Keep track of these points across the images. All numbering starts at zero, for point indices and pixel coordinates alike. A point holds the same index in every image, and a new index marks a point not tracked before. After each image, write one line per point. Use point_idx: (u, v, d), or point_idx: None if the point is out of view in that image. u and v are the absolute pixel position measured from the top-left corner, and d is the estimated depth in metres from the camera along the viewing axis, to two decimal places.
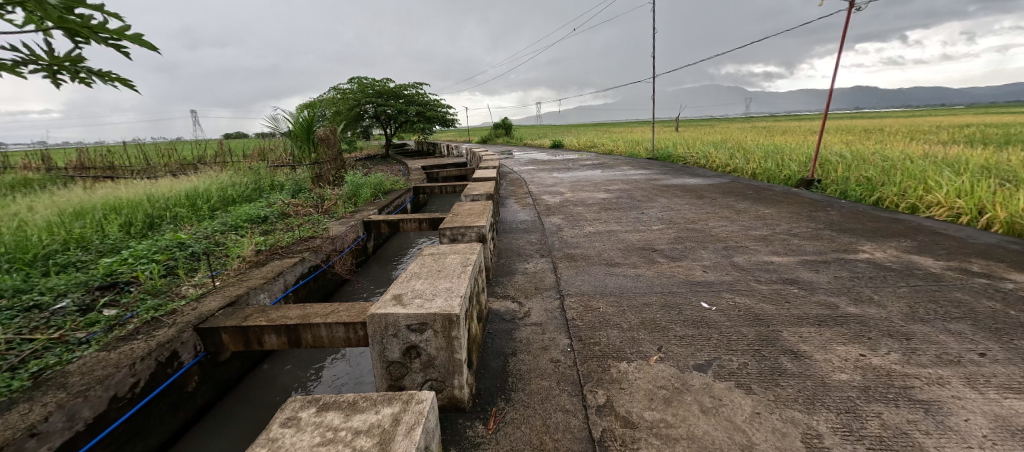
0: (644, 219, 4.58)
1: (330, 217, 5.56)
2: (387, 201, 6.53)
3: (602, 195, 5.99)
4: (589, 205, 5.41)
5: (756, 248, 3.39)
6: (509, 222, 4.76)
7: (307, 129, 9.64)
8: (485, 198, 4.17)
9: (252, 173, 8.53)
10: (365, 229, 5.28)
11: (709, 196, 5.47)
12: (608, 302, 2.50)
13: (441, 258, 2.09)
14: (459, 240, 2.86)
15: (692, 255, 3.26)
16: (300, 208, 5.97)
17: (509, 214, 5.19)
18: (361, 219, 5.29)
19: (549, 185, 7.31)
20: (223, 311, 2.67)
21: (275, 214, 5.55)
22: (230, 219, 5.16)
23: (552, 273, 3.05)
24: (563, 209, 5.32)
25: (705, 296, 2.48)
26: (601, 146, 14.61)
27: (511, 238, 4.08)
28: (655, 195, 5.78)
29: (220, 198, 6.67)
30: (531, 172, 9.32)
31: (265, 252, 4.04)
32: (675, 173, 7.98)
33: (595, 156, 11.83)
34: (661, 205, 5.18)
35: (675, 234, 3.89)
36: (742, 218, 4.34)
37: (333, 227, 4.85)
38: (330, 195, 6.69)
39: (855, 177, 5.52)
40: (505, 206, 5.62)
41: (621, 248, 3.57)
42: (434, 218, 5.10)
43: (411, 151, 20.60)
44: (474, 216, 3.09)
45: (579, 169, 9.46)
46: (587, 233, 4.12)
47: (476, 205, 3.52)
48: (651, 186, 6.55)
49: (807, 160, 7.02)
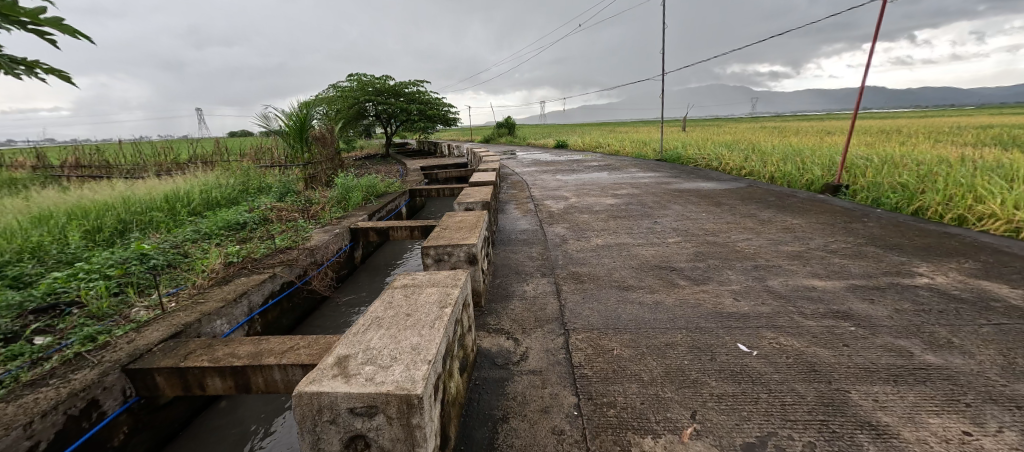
0: (657, 229, 4.13)
1: (315, 223, 5.15)
2: (379, 206, 6.10)
3: (610, 201, 5.53)
4: (596, 212, 4.96)
5: (791, 268, 2.92)
6: (508, 231, 4.32)
7: (300, 128, 9.24)
8: (480, 206, 3.74)
9: (240, 174, 8.11)
10: (352, 238, 4.88)
11: (728, 204, 5.00)
12: (623, 341, 2.05)
13: (415, 294, 1.66)
14: (445, 261, 2.43)
15: (718, 277, 2.81)
16: (284, 213, 5.57)
17: (508, 222, 4.74)
18: (347, 226, 4.87)
19: (553, 188, 6.85)
20: (164, 345, 2.25)
21: (255, 219, 5.14)
22: (205, 225, 4.75)
23: (554, 299, 2.61)
24: (568, 216, 4.88)
25: (741, 336, 2.03)
26: (607, 146, 14.14)
27: (509, 251, 3.63)
28: (668, 201, 5.32)
29: (200, 200, 6.24)
30: (533, 173, 8.86)
31: (238, 264, 3.66)
32: (687, 176, 7.51)
33: (601, 157, 11.34)
34: (676, 213, 4.72)
35: (695, 249, 3.43)
36: (768, 230, 3.87)
37: (316, 236, 4.43)
38: (318, 199, 6.27)
39: (889, 183, 5.03)
40: (505, 213, 5.18)
41: (635, 266, 3.13)
42: (426, 226, 4.67)
43: (412, 151, 20.19)
44: (465, 231, 2.65)
45: (584, 171, 9.00)
46: (595, 247, 3.67)
47: (468, 215, 3.07)
48: (662, 191, 6.08)
49: (831, 163, 6.53)
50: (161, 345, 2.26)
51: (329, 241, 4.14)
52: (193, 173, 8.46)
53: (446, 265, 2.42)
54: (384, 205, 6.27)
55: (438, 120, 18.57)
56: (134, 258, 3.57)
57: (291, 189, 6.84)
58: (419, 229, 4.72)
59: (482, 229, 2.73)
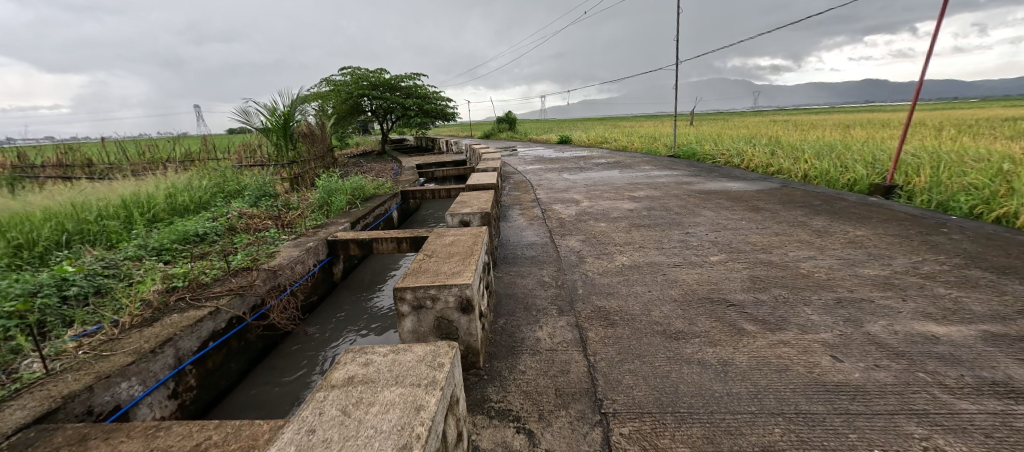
0: (692, 242, 3.42)
1: (288, 234, 4.46)
2: (365, 211, 5.40)
3: (628, 206, 4.81)
4: (614, 219, 4.25)
5: (889, 304, 2.22)
6: (512, 245, 3.62)
7: (284, 125, 8.53)
8: (478, 219, 3.03)
9: (214, 175, 7.34)
10: (329, 252, 4.17)
11: (769, 209, 4.28)
12: (695, 441, 1.36)
13: (365, 404, 0.97)
14: (428, 308, 1.73)
15: (797, 320, 2.10)
16: (254, 221, 4.87)
17: (512, 232, 4.03)
18: (324, 238, 4.17)
19: (560, 189, 6.14)
20: (21, 438, 1.57)
21: (218, 229, 4.44)
22: (155, 237, 4.03)
23: (578, 352, 1.92)
24: (581, 225, 4.17)
25: (875, 435, 1.34)
26: (614, 141, 13.40)
27: (514, 274, 2.93)
28: (696, 205, 4.61)
29: (162, 206, 5.49)
30: (538, 172, 8.13)
31: (184, 288, 3.01)
32: (708, 175, 6.79)
33: (609, 154, 10.58)
34: (710, 221, 4.00)
35: (749, 272, 2.72)
36: (831, 245, 3.17)
37: (284, 251, 3.73)
38: (297, 204, 5.57)
39: (957, 183, 4.32)
40: (507, 221, 4.47)
41: (678, 297, 2.42)
42: (415, 237, 3.99)
43: (410, 147, 19.43)
44: (455, 261, 1.95)
45: (593, 169, 8.27)
46: (620, 267, 2.97)
47: (461, 236, 2.36)
48: (686, 193, 5.36)
49: (873, 160, 5.81)
50: (18, 437, 1.58)
51: (294, 259, 3.41)
52: (163, 175, 7.66)
53: (429, 314, 1.72)
54: (370, 211, 5.54)
55: (436, 115, 17.77)
56: (48, 285, 2.87)
57: (268, 192, 6.12)
58: (408, 240, 4.03)
59: (480, 258, 2.02)
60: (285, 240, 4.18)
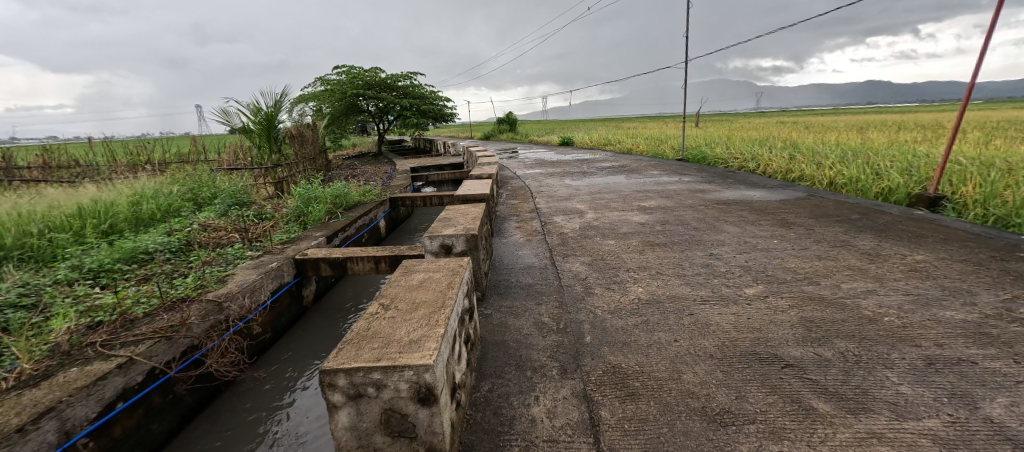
0: (720, 268, 2.86)
1: (253, 250, 3.92)
2: (346, 222, 4.87)
3: (639, 219, 4.26)
4: (624, 236, 3.71)
5: (1000, 368, 1.67)
6: (505, 268, 3.08)
7: (268, 128, 7.97)
8: (463, 243, 2.49)
9: (188, 181, 6.80)
10: (298, 272, 3.65)
11: (802, 224, 3.73)
12: None
13: None
14: (372, 398, 1.19)
15: (884, 397, 1.55)
16: (220, 234, 4.35)
17: (506, 251, 3.48)
18: (290, 256, 3.65)
19: (562, 197, 5.59)
20: None
21: (174, 245, 3.92)
22: (96, 257, 3.50)
23: (588, 447, 1.38)
24: (586, 242, 3.62)
25: None
26: (618, 143, 12.85)
27: (505, 312, 2.39)
28: (716, 219, 4.06)
29: (122, 216, 4.94)
30: (538, 177, 7.59)
31: (108, 324, 2.49)
32: (724, 181, 6.23)
33: (613, 157, 10.02)
34: (736, 239, 3.45)
35: (799, 314, 2.17)
36: (890, 274, 2.61)
37: (239, 275, 3.20)
38: (271, 214, 5.04)
39: (1017, 195, 3.77)
40: (502, 236, 3.93)
41: (714, 353, 1.87)
42: (394, 257, 3.48)
43: (407, 149, 18.90)
44: (419, 319, 1.42)
45: (597, 174, 7.73)
46: (635, 302, 2.42)
47: (435, 273, 1.82)
48: (702, 203, 4.80)
49: (909, 166, 5.25)
50: None
51: (243, 290, 2.87)
52: (134, 179, 7.10)
53: (374, 405, 1.19)
54: (351, 222, 4.99)
55: (434, 116, 17.25)
56: None
57: (243, 199, 5.59)
58: (388, 259, 3.52)
59: (453, 313, 1.48)
60: (248, 259, 3.66)
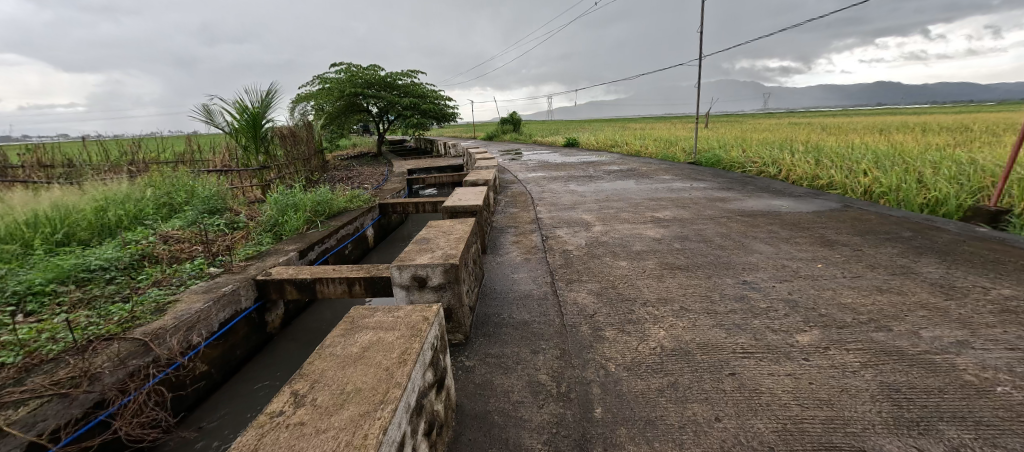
0: (759, 303, 2.33)
1: (213, 268, 3.44)
2: (325, 232, 4.38)
3: (654, 233, 3.73)
4: (638, 256, 3.18)
5: None
6: (497, 298, 2.56)
7: (254, 126, 7.51)
8: (440, 275, 1.97)
9: (166, 183, 6.33)
10: (260, 295, 3.16)
11: (847, 244, 3.18)
12: None
13: None
14: None
15: None
16: (182, 248, 3.88)
17: (499, 274, 2.97)
18: (250, 277, 3.15)
19: (566, 206, 5.07)
20: None
21: (124, 262, 3.44)
22: (27, 275, 3.03)
23: None
24: (593, 262, 3.10)
25: None
26: (625, 145, 12.28)
27: (492, 365, 1.88)
28: (743, 236, 3.52)
29: (82, 223, 4.47)
30: (541, 182, 7.07)
31: (7, 367, 2.01)
32: (744, 188, 5.68)
33: (621, 160, 9.47)
34: (772, 263, 2.91)
35: (879, 379, 1.65)
36: (980, 318, 2.07)
37: (184, 303, 2.71)
38: (245, 223, 4.56)
39: None
40: (496, 254, 3.42)
41: (777, 445, 1.35)
42: (370, 279, 2.99)
43: (408, 149, 18.44)
44: (339, 434, 0.90)
45: (604, 178, 7.20)
46: (658, 353, 1.90)
47: (386, 334, 1.31)
48: (724, 215, 4.26)
49: (957, 174, 4.68)
50: None
51: (172, 326, 2.33)
52: (110, 182, 6.65)
53: None
54: (332, 232, 4.51)
55: (435, 116, 16.78)
56: None
57: (219, 204, 5.14)
58: (362, 282, 3.03)
59: (396, 416, 0.97)
60: (206, 279, 3.19)
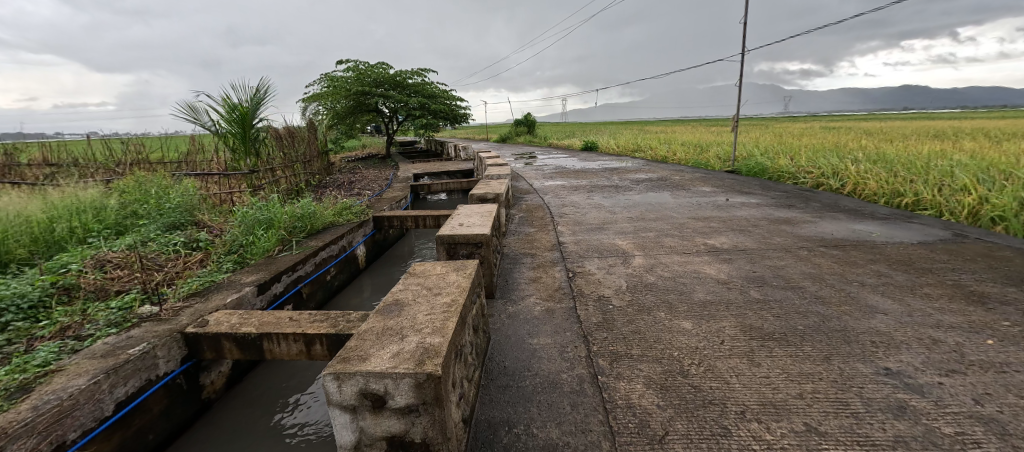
0: (940, 427, 1.41)
1: (143, 309, 2.65)
2: (301, 256, 3.57)
3: (717, 272, 2.82)
4: (705, 311, 2.28)
5: None
6: (508, 390, 1.70)
7: (245, 125, 6.77)
8: (407, 393, 1.12)
9: (139, 188, 5.61)
10: (191, 353, 2.36)
11: (1009, 302, 2.24)
12: None
13: None
14: None
15: None
16: (119, 277, 3.11)
17: (511, 339, 2.10)
18: (176, 331, 2.33)
19: (594, 225, 4.18)
20: None
21: (31, 299, 2.67)
22: None
23: None
24: (641, 320, 2.21)
25: None
26: (650, 150, 11.32)
27: None
28: (845, 283, 2.58)
29: (19, 239, 3.74)
30: (561, 192, 6.19)
31: None
32: (807, 205, 4.72)
33: (647, 167, 8.53)
34: (912, 333, 1.99)
35: None
36: None
37: (66, 375, 1.90)
38: (208, 243, 3.79)
39: None
40: (507, 300, 2.56)
41: None
42: (335, 338, 2.17)
43: (418, 151, 17.76)
44: None
45: (634, 188, 6.28)
46: None
47: None
48: (801, 245, 3.32)
49: None
50: None
51: None
52: (80, 187, 5.94)
53: None
54: (310, 256, 3.70)
55: (446, 117, 16.00)
56: None
57: (187, 218, 4.41)
58: (325, 339, 2.22)
59: None
60: (130, 326, 2.45)
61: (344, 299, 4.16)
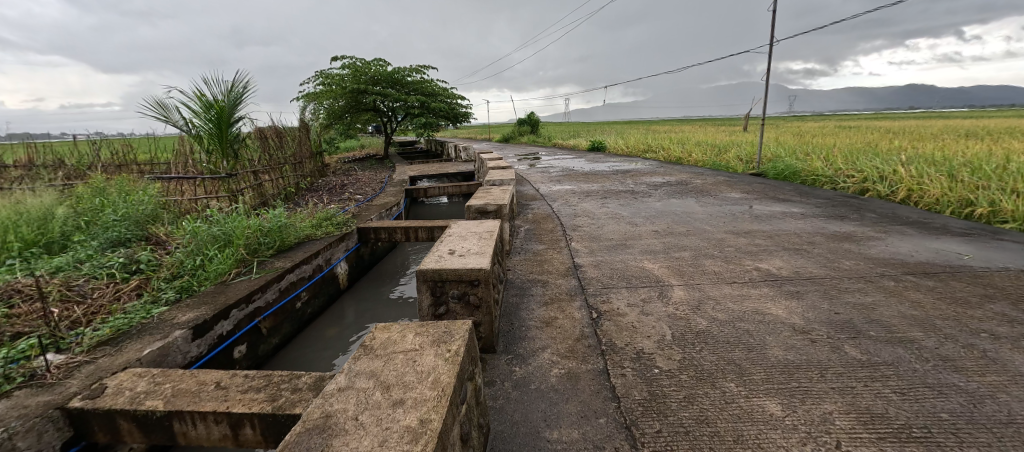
0: None
1: (35, 363, 1.96)
2: (262, 282, 2.92)
3: (788, 314, 2.15)
4: (795, 384, 1.60)
5: None
6: None
7: (223, 124, 6.12)
8: None
9: (96, 193, 4.95)
10: (79, 434, 1.72)
11: None
12: None
13: None
14: None
15: None
16: (22, 315, 2.44)
17: (518, 431, 1.44)
18: (57, 407, 1.68)
19: (616, 242, 3.52)
20: None
21: None
22: None
23: None
24: (703, 396, 1.56)
25: None
26: (663, 150, 10.64)
27: None
28: (971, 334, 1.90)
29: None
30: (571, 199, 5.53)
31: None
32: (861, 216, 4.05)
33: (663, 169, 7.85)
34: None
35: None
36: None
37: None
38: (151, 266, 3.13)
39: None
40: (515, 358, 1.88)
41: None
42: (272, 422, 1.53)
43: (418, 151, 17.14)
44: None
45: (653, 194, 5.62)
46: None
47: None
48: (882, 272, 2.63)
49: None
50: None
51: None
52: (31, 193, 5.26)
53: None
54: (275, 279, 3.06)
55: (447, 116, 15.38)
56: None
57: (137, 233, 3.74)
58: (258, 420, 1.57)
59: None
60: (5, 390, 1.78)
61: (318, 329, 3.51)
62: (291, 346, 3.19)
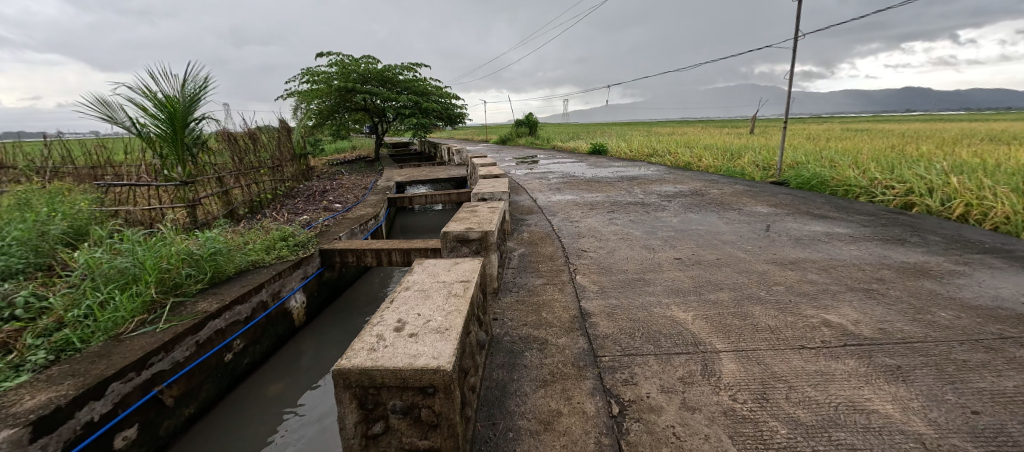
0: None
1: None
2: (170, 337, 2.21)
3: (908, 417, 1.43)
4: None
5: None
6: None
7: (179, 125, 5.39)
8: None
9: (17, 205, 4.20)
10: None
11: None
12: None
13: None
14: None
15: None
16: None
17: None
18: None
19: (631, 275, 2.81)
20: None
21: None
22: None
23: None
24: None
25: None
26: (669, 155, 9.93)
27: None
28: None
29: None
30: (573, 212, 4.82)
31: None
32: (923, 240, 3.36)
33: (673, 177, 7.14)
34: None
35: None
36: None
37: None
38: (25, 312, 2.37)
39: None
40: None
41: None
42: None
43: (411, 153, 16.39)
44: None
45: (667, 206, 4.91)
46: None
47: None
48: (1003, 334, 1.93)
49: None
50: None
51: None
52: None
53: None
54: (193, 330, 2.35)
55: (440, 117, 14.66)
56: None
57: (36, 261, 3.00)
58: None
59: None
60: None
61: (260, 384, 2.82)
62: (217, 411, 2.50)
